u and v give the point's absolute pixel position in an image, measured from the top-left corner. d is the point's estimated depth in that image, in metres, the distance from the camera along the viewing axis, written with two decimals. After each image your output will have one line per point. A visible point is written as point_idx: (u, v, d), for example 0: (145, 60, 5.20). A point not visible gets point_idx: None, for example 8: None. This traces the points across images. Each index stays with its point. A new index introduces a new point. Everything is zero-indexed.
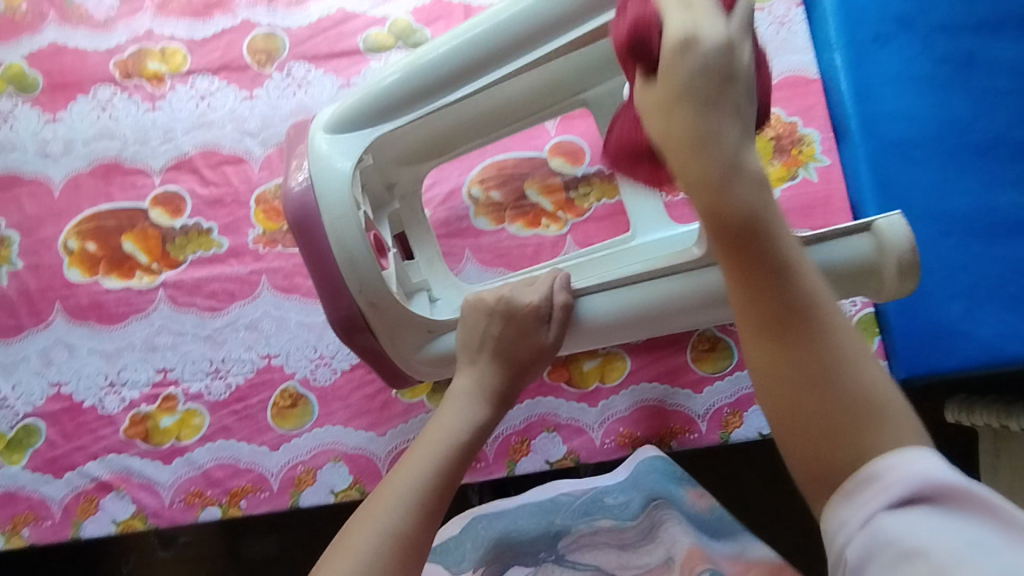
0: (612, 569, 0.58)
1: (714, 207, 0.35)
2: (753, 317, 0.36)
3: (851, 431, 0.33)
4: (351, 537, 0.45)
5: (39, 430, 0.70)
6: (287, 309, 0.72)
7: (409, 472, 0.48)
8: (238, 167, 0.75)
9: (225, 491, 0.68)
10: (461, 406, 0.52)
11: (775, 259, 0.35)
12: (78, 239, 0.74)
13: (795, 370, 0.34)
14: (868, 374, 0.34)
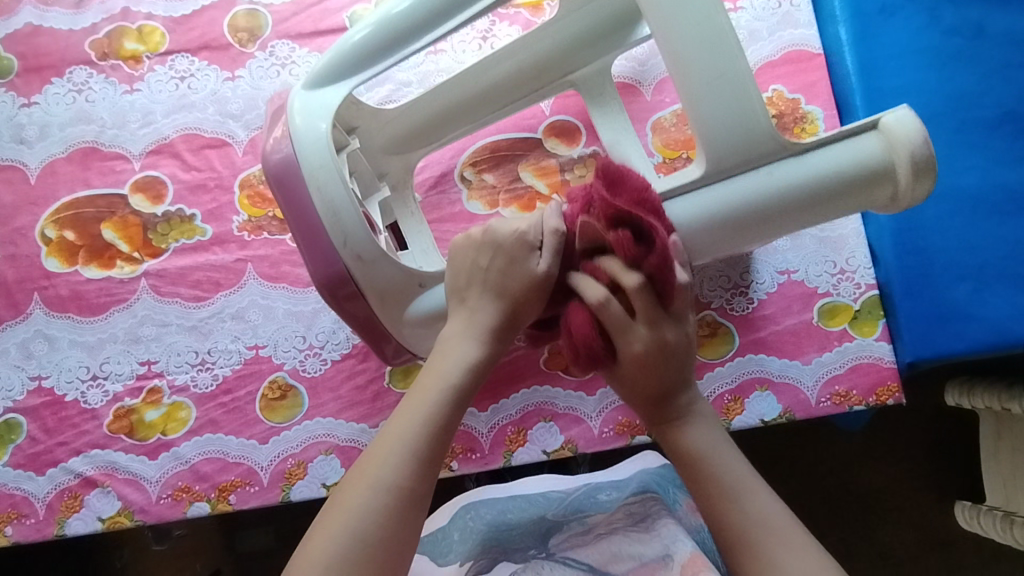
0: (605, 567, 0.55)
1: (649, 397, 0.52)
2: (698, 486, 0.49)
3: None
4: (348, 493, 0.44)
5: (19, 425, 0.68)
6: (275, 298, 0.70)
7: (404, 421, 0.47)
8: (221, 150, 0.72)
9: (214, 486, 0.66)
10: (457, 348, 0.50)
11: (685, 434, 0.51)
12: (56, 227, 0.71)
13: (723, 516, 0.47)
14: (756, 512, 0.46)
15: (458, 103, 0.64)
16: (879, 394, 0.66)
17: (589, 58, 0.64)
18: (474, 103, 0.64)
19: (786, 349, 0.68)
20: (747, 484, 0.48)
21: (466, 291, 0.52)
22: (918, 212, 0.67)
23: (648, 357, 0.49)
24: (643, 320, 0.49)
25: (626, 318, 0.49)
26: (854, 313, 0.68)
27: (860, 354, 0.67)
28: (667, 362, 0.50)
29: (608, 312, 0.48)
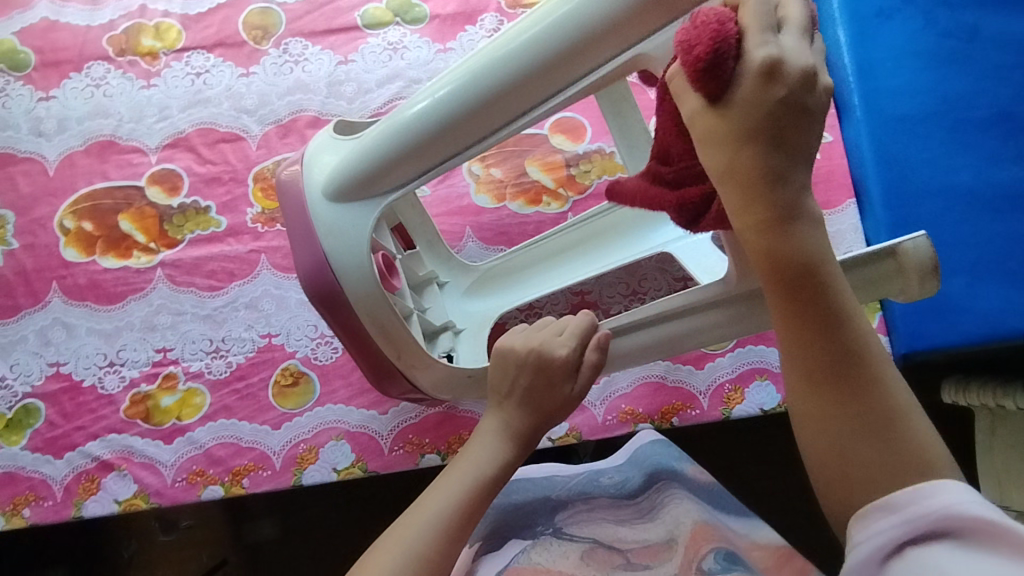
0: (612, 540, 0.56)
1: (771, 158, 0.33)
2: (781, 304, 0.35)
3: (886, 429, 0.34)
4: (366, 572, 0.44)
5: (38, 410, 0.69)
6: (287, 288, 0.72)
7: (432, 499, 0.47)
8: (235, 145, 0.74)
9: (227, 470, 0.68)
10: (484, 449, 0.50)
11: (801, 240, 0.34)
12: (75, 218, 0.73)
13: (804, 332, 0.35)
14: (866, 330, 0.35)
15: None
16: None
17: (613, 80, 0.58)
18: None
19: None
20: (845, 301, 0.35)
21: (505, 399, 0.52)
22: (913, 209, 0.70)
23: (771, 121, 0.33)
24: (781, 32, 0.33)
25: (771, 14, 0.33)
26: None
27: None
28: (783, 111, 0.33)
29: (746, 12, 0.33)
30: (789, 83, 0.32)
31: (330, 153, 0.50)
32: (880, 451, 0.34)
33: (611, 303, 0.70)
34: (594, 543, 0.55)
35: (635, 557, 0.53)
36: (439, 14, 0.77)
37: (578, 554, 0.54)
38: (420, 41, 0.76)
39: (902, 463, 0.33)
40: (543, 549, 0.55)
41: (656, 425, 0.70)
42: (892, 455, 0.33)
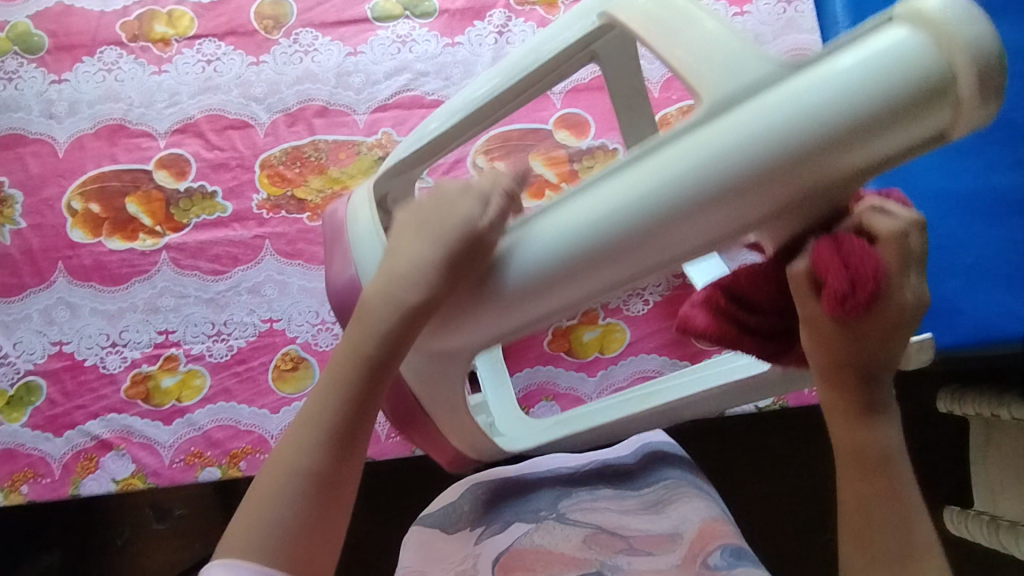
0: (614, 529, 0.59)
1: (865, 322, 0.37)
2: (845, 404, 0.41)
3: (907, 522, 0.42)
4: (277, 465, 0.43)
5: (39, 387, 0.70)
6: (290, 274, 0.72)
7: (325, 398, 0.44)
8: (243, 131, 0.75)
9: (225, 452, 0.68)
10: (373, 316, 0.43)
11: (877, 395, 0.41)
12: (82, 200, 0.74)
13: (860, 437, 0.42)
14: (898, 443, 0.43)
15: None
16: None
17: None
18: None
19: None
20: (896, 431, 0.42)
21: (423, 268, 0.42)
22: None
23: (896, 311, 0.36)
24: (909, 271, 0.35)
25: (891, 219, 0.35)
26: None
27: None
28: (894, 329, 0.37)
29: (894, 243, 0.34)
30: (902, 253, 0.34)
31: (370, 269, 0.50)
32: (894, 539, 0.42)
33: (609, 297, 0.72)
34: (597, 529, 0.59)
35: (636, 543, 0.57)
36: (448, 8, 0.78)
37: (581, 537, 0.58)
38: (428, 35, 0.77)
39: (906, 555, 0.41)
40: (546, 531, 0.58)
41: None
42: (905, 549, 0.41)
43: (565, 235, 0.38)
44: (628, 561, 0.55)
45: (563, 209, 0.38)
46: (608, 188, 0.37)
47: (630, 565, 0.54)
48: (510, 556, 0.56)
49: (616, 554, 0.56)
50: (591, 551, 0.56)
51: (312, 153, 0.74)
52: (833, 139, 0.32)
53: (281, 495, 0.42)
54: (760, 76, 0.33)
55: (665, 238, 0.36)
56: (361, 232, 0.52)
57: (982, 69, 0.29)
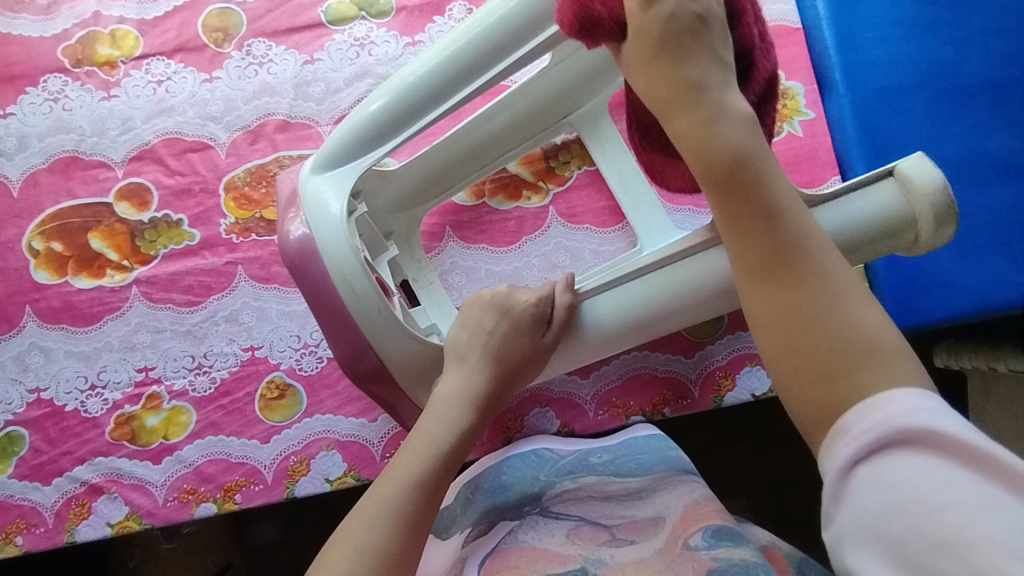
0: (597, 518, 0.57)
1: (672, 103, 0.44)
2: (720, 203, 0.42)
3: (841, 365, 0.37)
4: (335, 555, 0.46)
5: (22, 437, 0.68)
6: (267, 299, 0.70)
7: (393, 483, 0.49)
8: (203, 154, 0.72)
9: (218, 487, 0.67)
10: (444, 416, 0.52)
11: (723, 131, 0.42)
12: (43, 239, 0.71)
13: (757, 259, 0.41)
14: (807, 224, 0.42)
15: (466, 151, 0.65)
16: None
17: (589, 95, 0.65)
18: (482, 149, 0.65)
19: None
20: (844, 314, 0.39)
21: (480, 355, 0.54)
22: None
23: (720, 155, 0.42)
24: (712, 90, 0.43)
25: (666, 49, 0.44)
26: None
27: None
28: (693, 94, 0.43)
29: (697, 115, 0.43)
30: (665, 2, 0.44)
31: (334, 260, 0.52)
32: (863, 386, 0.36)
33: None
34: (580, 521, 0.57)
35: (620, 533, 0.54)
36: (405, 5, 0.74)
37: (564, 532, 0.55)
38: (387, 35, 0.73)
39: (862, 360, 0.37)
40: (529, 527, 0.57)
41: (648, 417, 0.69)
42: (855, 367, 0.37)
43: (622, 315, 0.52)
44: (611, 554, 0.51)
45: (617, 293, 0.52)
46: (659, 279, 0.51)
47: (614, 558, 0.51)
48: (496, 557, 0.53)
49: (599, 547, 0.52)
50: (574, 546, 0.53)
51: (276, 171, 0.71)
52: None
53: (351, 569, 0.45)
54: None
55: (688, 310, 0.52)
56: (358, 273, 0.52)
57: (937, 216, 0.48)
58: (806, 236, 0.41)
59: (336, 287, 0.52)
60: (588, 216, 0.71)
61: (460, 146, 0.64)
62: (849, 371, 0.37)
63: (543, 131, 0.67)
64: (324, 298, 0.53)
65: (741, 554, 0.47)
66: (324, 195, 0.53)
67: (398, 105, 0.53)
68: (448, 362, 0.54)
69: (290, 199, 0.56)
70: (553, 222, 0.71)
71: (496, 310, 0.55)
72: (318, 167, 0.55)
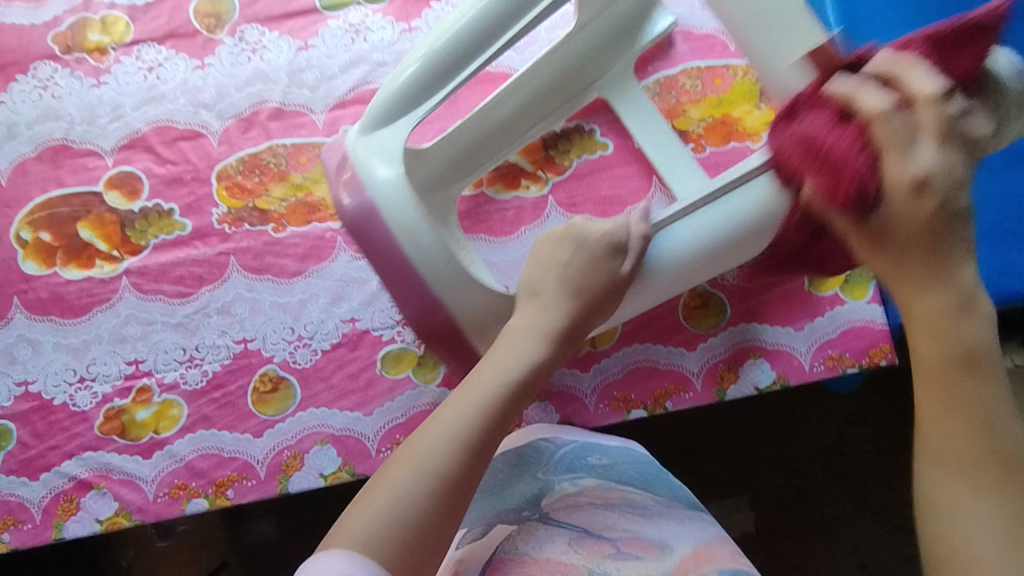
0: (600, 532, 0.54)
1: (925, 231, 0.39)
2: (923, 296, 0.40)
3: (1007, 497, 0.39)
4: (391, 477, 0.43)
5: (9, 431, 0.67)
6: (260, 290, 0.69)
7: (454, 411, 0.46)
8: (195, 142, 0.71)
9: (210, 482, 0.66)
10: (514, 349, 0.50)
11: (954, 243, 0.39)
12: (31, 229, 0.69)
13: (940, 351, 0.40)
14: (989, 339, 0.40)
15: (497, 127, 0.64)
16: (871, 356, 0.66)
17: (612, 61, 0.66)
18: (509, 124, 0.65)
19: (776, 315, 0.68)
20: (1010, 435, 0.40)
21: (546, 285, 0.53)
22: None
23: (924, 219, 0.38)
24: (927, 136, 0.38)
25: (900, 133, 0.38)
26: (844, 277, 0.68)
27: (852, 318, 0.67)
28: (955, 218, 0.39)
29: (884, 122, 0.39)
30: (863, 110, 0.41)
31: (396, 217, 0.53)
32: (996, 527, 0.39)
33: None
34: (583, 533, 0.54)
35: (624, 547, 0.53)
36: None
37: (566, 540, 0.54)
38: (383, 21, 0.72)
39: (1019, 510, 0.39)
40: (529, 534, 0.55)
41: (650, 410, 0.68)
42: (1010, 506, 0.39)
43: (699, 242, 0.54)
44: (618, 570, 0.51)
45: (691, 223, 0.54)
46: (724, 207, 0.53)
47: (620, 574, 0.51)
48: (499, 567, 0.52)
49: (604, 561, 0.52)
50: (578, 556, 0.52)
51: (270, 160, 0.70)
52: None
53: (405, 493, 0.42)
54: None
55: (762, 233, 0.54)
56: (424, 231, 0.53)
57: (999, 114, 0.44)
58: (989, 349, 0.40)
59: (401, 242, 0.53)
60: (588, 206, 0.69)
61: (487, 121, 0.64)
62: (1003, 499, 0.39)
63: (572, 99, 0.67)
64: (390, 255, 0.54)
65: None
66: (374, 159, 0.54)
67: (442, 57, 0.54)
68: (518, 300, 0.54)
69: (339, 167, 0.57)
70: (553, 212, 0.69)
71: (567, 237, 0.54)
72: (362, 131, 0.56)
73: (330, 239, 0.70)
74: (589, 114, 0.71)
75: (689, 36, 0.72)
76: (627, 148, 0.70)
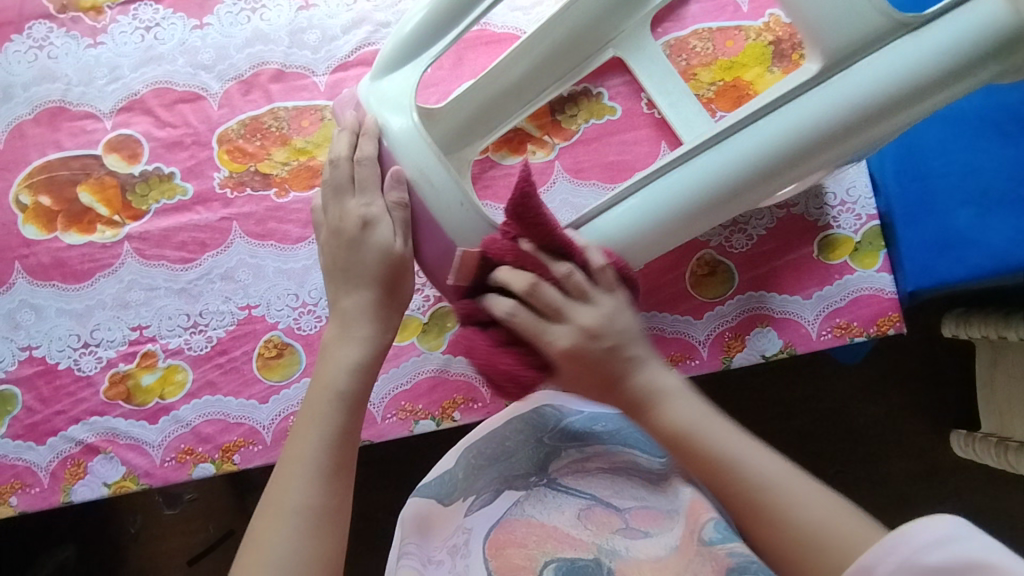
0: (608, 496, 0.56)
1: (597, 376, 0.51)
2: (618, 398, 0.51)
3: (770, 524, 0.45)
4: (269, 522, 0.48)
5: (15, 396, 0.67)
6: (263, 256, 0.68)
7: (305, 442, 0.51)
8: (195, 104, 0.69)
9: (217, 447, 0.66)
10: (340, 352, 0.54)
11: (642, 377, 0.51)
12: (31, 192, 0.68)
13: (706, 470, 0.48)
14: (678, 417, 0.49)
15: (510, 87, 0.63)
16: (880, 324, 0.66)
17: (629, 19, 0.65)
18: (522, 84, 0.63)
19: (785, 283, 0.67)
20: (770, 476, 0.46)
21: (333, 279, 0.57)
22: (920, 136, 0.68)
23: (660, 419, 0.50)
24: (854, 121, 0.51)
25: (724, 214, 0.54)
26: (855, 245, 0.67)
27: (860, 286, 0.66)
28: (598, 329, 0.50)
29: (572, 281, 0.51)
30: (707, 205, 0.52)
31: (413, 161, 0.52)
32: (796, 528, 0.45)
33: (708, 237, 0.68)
34: (592, 500, 0.56)
35: (633, 520, 0.55)
36: None
37: (575, 512, 0.56)
38: None
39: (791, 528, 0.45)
40: (537, 499, 0.57)
41: None
42: (795, 533, 0.44)
43: (628, 229, 0.52)
44: (627, 546, 0.54)
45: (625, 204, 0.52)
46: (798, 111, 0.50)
47: (629, 551, 0.54)
48: (503, 529, 0.55)
49: (613, 536, 0.54)
50: (586, 531, 0.55)
51: (271, 123, 0.69)
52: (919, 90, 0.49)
53: (285, 529, 0.47)
54: (876, 35, 0.49)
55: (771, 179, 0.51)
56: (438, 172, 0.51)
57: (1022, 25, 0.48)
58: (710, 430, 0.49)
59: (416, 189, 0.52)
60: (595, 171, 0.68)
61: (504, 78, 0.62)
62: (792, 521, 0.45)
63: (588, 59, 0.65)
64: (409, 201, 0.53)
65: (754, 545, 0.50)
66: (386, 107, 0.53)
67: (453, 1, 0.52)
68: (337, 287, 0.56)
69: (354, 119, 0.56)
70: (559, 178, 0.68)
71: (370, 249, 0.55)
72: (377, 79, 0.55)
73: None
74: (598, 78, 0.70)
75: None
76: (636, 112, 0.69)
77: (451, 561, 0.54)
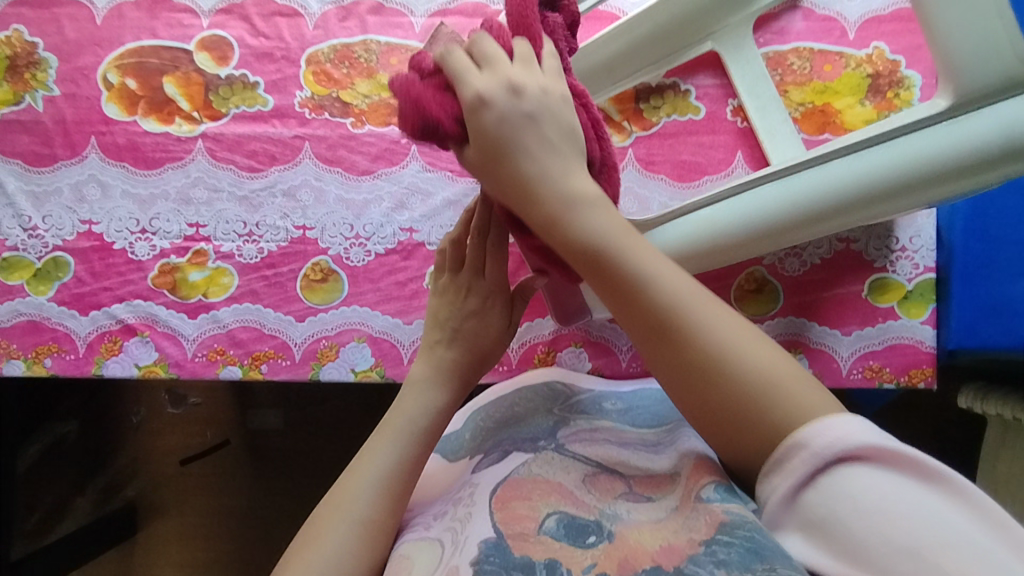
0: (612, 463, 0.54)
1: (501, 188, 0.47)
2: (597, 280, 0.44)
3: (713, 383, 0.40)
4: (323, 527, 0.49)
5: (67, 264, 0.69)
6: (328, 181, 0.69)
7: (373, 458, 0.52)
8: (292, 20, 0.71)
9: (247, 353, 0.68)
10: (420, 395, 0.55)
11: (576, 221, 0.45)
12: (119, 73, 0.70)
13: (638, 279, 0.43)
14: (593, 225, 0.45)
15: (603, 64, 0.64)
16: (911, 375, 0.66)
17: (728, 14, 0.63)
18: (617, 63, 0.65)
19: (827, 316, 0.67)
20: (766, 366, 0.40)
21: (440, 331, 0.59)
22: (995, 199, 0.67)
23: (580, 243, 0.44)
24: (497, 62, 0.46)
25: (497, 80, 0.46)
26: (905, 293, 0.67)
27: (901, 334, 0.66)
28: (529, 185, 0.46)
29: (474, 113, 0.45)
30: (497, 111, 0.45)
31: None
32: (777, 406, 0.39)
33: (764, 253, 0.68)
34: (597, 467, 0.53)
35: (636, 487, 0.51)
36: None
37: (579, 473, 0.52)
38: None
39: (755, 398, 0.39)
40: (545, 461, 0.54)
41: None
42: (758, 400, 0.39)
43: (706, 232, 0.57)
44: (628, 510, 0.48)
45: (702, 212, 0.57)
46: (875, 157, 0.51)
47: (630, 515, 0.48)
48: (507, 485, 0.52)
49: (614, 501, 0.50)
50: (589, 494, 0.50)
51: (361, 54, 0.70)
52: (984, 162, 0.49)
53: (335, 536, 0.48)
54: (1010, 83, 0.47)
55: (858, 214, 0.54)
56: None
57: None
58: (614, 241, 0.44)
59: None
60: (665, 167, 0.68)
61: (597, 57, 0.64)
62: (761, 403, 0.39)
63: (683, 49, 0.65)
64: None
65: (755, 514, 0.41)
66: None
67: None
68: (434, 340, 0.59)
69: None
70: (629, 166, 0.68)
71: (492, 321, 0.60)
72: None
73: (405, 145, 0.70)
74: (687, 74, 0.69)
75: (809, 14, 0.69)
76: (718, 117, 0.69)
77: (453, 510, 0.53)
